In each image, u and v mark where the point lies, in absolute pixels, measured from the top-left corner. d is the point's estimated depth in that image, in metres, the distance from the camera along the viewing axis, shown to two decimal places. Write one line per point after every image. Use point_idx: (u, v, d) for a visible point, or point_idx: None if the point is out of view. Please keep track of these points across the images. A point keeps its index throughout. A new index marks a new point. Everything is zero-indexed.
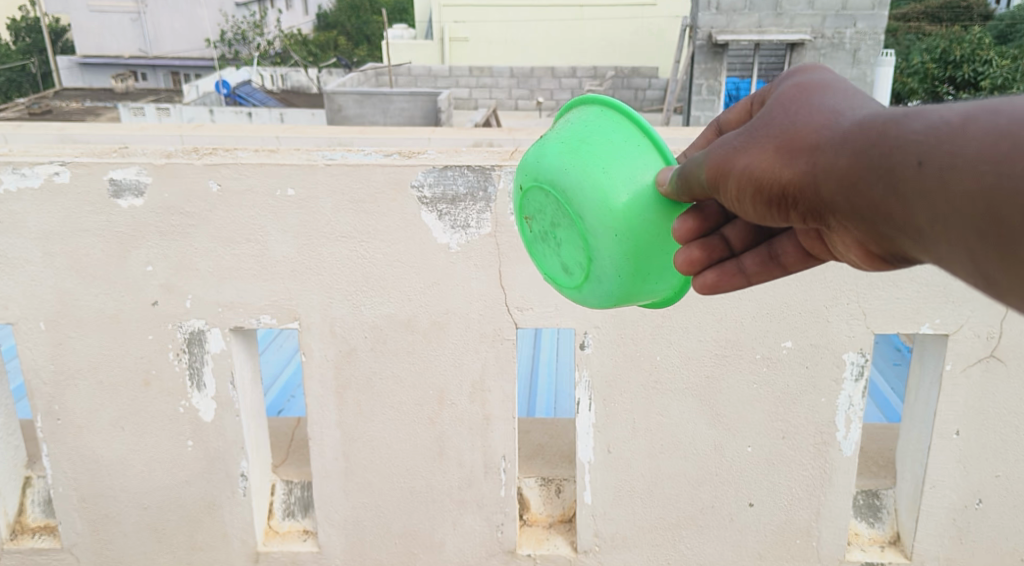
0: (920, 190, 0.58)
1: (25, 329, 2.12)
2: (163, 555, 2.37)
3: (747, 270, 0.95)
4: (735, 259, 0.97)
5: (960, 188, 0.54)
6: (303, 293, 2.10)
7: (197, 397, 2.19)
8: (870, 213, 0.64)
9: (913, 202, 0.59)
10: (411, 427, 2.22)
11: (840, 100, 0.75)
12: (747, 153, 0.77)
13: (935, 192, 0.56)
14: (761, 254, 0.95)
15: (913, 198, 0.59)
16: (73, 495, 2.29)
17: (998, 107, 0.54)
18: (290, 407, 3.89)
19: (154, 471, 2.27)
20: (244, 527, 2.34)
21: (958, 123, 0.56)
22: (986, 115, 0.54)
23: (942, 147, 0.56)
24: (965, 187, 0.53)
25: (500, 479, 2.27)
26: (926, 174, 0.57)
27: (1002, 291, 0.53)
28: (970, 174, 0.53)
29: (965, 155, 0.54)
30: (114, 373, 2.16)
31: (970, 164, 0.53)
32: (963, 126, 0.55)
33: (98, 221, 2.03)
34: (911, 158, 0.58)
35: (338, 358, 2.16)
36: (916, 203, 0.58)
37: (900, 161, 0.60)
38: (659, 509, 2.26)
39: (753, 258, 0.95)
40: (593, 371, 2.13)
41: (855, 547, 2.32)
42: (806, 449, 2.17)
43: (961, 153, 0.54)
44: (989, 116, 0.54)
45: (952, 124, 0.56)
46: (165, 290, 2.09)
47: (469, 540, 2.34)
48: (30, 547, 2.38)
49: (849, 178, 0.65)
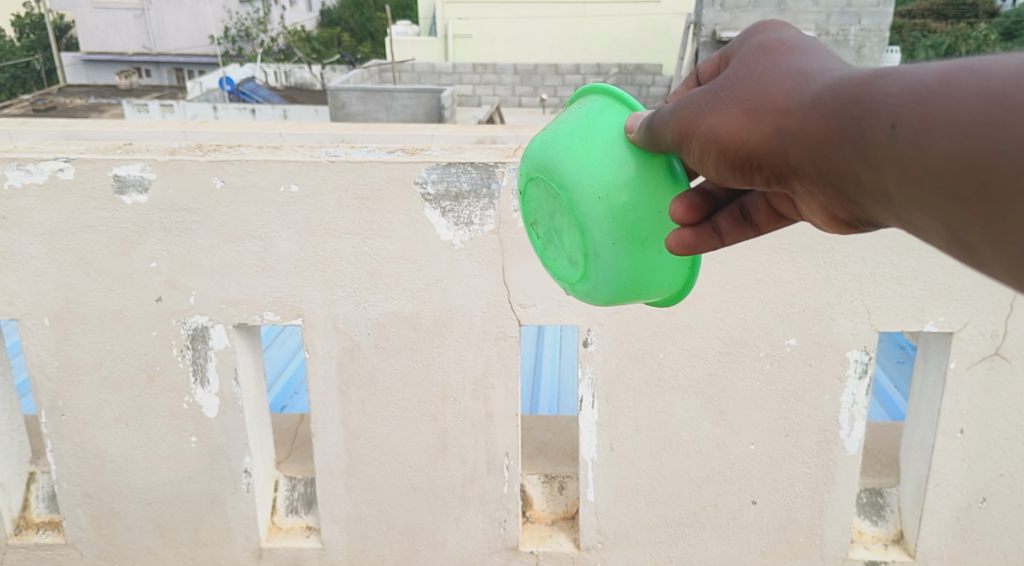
0: (895, 152, 0.63)
1: (30, 325, 2.13)
2: (166, 550, 2.38)
3: (722, 230, 1.01)
4: (710, 221, 1.02)
5: (938, 152, 0.60)
6: (307, 290, 2.11)
7: (201, 393, 2.20)
8: (839, 173, 0.70)
9: (885, 163, 0.64)
10: (414, 424, 2.22)
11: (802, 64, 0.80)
12: (714, 115, 0.82)
13: (914, 154, 0.62)
14: (735, 213, 1.02)
15: (887, 160, 0.64)
16: (77, 491, 2.30)
17: (977, 69, 0.60)
18: (293, 403, 3.89)
19: (158, 467, 2.27)
20: (247, 523, 2.34)
21: (937, 85, 0.61)
22: (967, 77, 0.60)
23: (920, 110, 0.62)
24: (944, 151, 0.59)
25: (503, 475, 2.27)
26: (902, 138, 0.63)
27: (973, 254, 0.60)
28: (951, 135, 0.59)
29: (945, 119, 0.60)
30: (118, 368, 2.17)
31: (952, 127, 0.59)
32: (942, 89, 0.61)
33: (103, 217, 2.03)
34: (887, 121, 0.64)
35: (341, 355, 2.16)
36: (888, 165, 0.64)
37: (873, 125, 0.65)
38: (662, 506, 2.26)
39: (726, 218, 1.02)
40: (596, 368, 2.13)
41: (858, 545, 2.32)
42: (809, 447, 2.17)
43: (941, 114, 0.60)
44: (969, 77, 0.60)
45: (930, 86, 0.62)
46: (169, 286, 2.10)
47: (472, 537, 2.35)
48: (35, 542, 2.39)
49: (821, 136, 0.70)
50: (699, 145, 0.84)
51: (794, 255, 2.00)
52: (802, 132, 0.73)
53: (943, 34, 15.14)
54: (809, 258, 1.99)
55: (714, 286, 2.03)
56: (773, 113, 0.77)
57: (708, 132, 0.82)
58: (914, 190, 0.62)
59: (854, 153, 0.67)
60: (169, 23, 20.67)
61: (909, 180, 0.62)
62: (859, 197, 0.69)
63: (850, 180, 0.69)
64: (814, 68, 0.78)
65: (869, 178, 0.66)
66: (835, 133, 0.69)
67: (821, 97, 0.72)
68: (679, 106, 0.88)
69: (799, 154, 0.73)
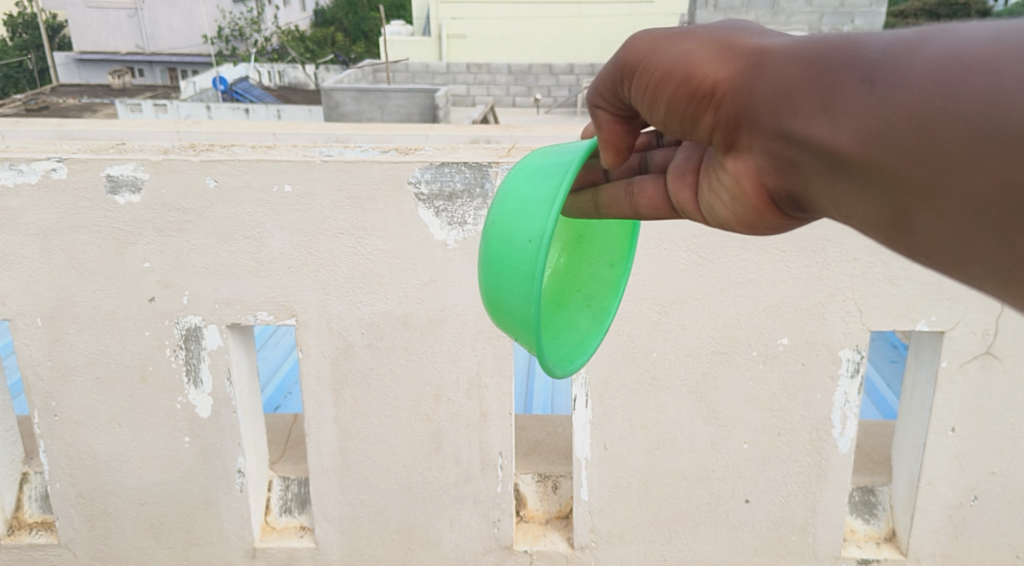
0: (859, 102, 0.73)
1: (22, 325, 2.12)
2: (160, 550, 2.37)
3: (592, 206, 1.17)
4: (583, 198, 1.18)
5: (909, 105, 0.68)
6: (300, 290, 2.10)
7: (194, 393, 2.19)
8: (802, 122, 0.80)
9: (850, 110, 0.74)
10: (408, 423, 2.22)
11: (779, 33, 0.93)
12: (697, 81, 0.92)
13: (887, 107, 0.70)
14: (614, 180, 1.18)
15: (849, 109, 0.74)
16: (71, 491, 2.30)
17: (946, 34, 0.68)
18: (287, 404, 3.89)
19: (151, 467, 2.27)
20: (240, 523, 2.34)
21: (912, 46, 0.70)
22: (936, 40, 0.69)
23: (896, 67, 0.70)
24: (915, 104, 0.68)
25: (497, 475, 2.27)
26: (877, 91, 0.71)
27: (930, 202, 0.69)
28: (917, 89, 0.68)
29: (917, 75, 0.68)
30: (111, 368, 2.16)
31: (921, 83, 0.68)
32: (911, 49, 0.70)
33: (96, 217, 2.03)
34: (858, 74, 0.74)
35: (335, 354, 2.16)
36: (852, 115, 0.74)
37: (852, 80, 0.74)
38: (655, 505, 2.27)
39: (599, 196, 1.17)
40: (590, 367, 2.13)
41: (850, 543, 2.33)
42: (802, 446, 2.18)
43: (914, 71, 0.68)
44: (939, 40, 0.68)
45: (904, 48, 0.71)
46: (162, 286, 2.09)
47: (466, 537, 2.35)
48: (27, 543, 2.39)
49: (796, 88, 0.81)
50: (660, 88, 0.96)
51: (787, 255, 2.00)
52: (777, 84, 0.84)
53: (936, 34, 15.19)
54: (802, 257, 2.00)
55: (707, 285, 2.04)
56: (745, 68, 0.89)
57: (678, 78, 0.94)
58: (873, 136, 0.72)
59: (823, 102, 0.77)
60: (163, 23, 20.62)
61: (869, 128, 0.72)
62: (816, 146, 0.79)
63: (809, 130, 0.79)
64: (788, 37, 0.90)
65: (827, 126, 0.77)
66: (810, 86, 0.79)
67: (796, 56, 0.83)
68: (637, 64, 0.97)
69: (770, 103, 0.84)
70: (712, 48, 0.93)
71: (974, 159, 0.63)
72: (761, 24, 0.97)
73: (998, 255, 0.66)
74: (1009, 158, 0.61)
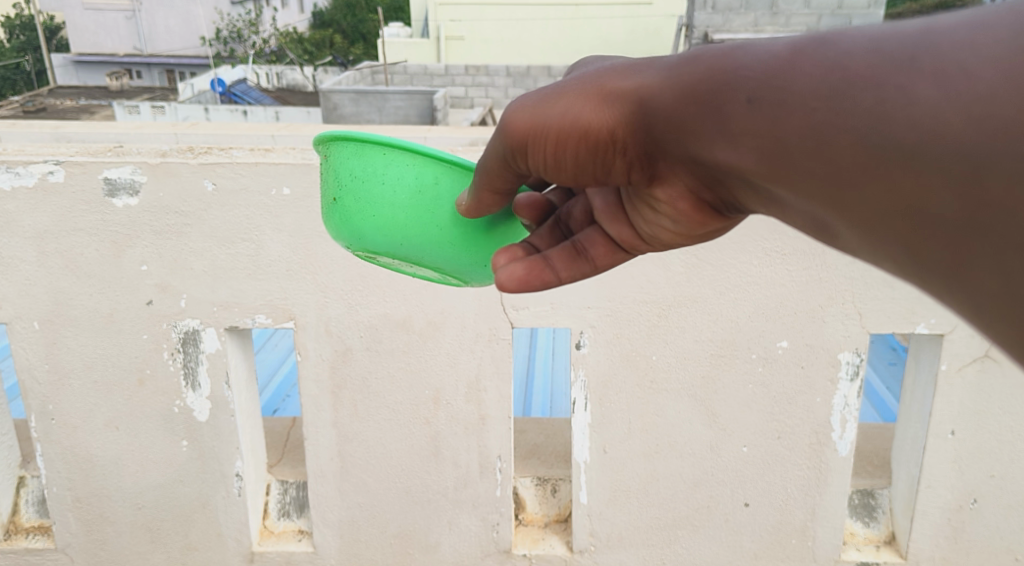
0: (753, 125, 0.73)
1: (19, 329, 2.12)
2: (157, 554, 2.36)
3: (556, 266, 1.10)
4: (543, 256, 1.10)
5: (792, 124, 0.68)
6: (298, 293, 2.10)
7: (192, 397, 2.19)
8: (701, 146, 0.80)
9: (744, 135, 0.74)
10: (406, 427, 2.22)
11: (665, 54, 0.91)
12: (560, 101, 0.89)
13: (769, 125, 0.71)
14: (568, 251, 1.11)
15: (743, 133, 0.74)
16: (67, 495, 2.29)
17: (822, 44, 0.68)
18: (285, 406, 3.88)
19: (148, 471, 2.26)
20: (238, 527, 2.33)
21: (786, 57, 0.70)
22: (814, 49, 0.68)
23: (773, 83, 0.70)
24: (797, 122, 0.67)
25: (495, 479, 2.27)
26: (755, 110, 0.72)
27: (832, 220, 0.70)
28: (802, 108, 0.67)
29: (795, 93, 0.68)
30: (108, 372, 2.16)
31: (802, 100, 0.67)
32: (791, 64, 0.69)
33: (93, 220, 2.02)
34: (743, 96, 0.73)
35: (333, 358, 2.16)
36: (746, 140, 0.74)
37: (729, 101, 0.75)
38: (655, 509, 2.26)
39: (561, 256, 1.11)
40: (588, 371, 2.13)
41: (849, 546, 2.32)
42: (801, 449, 2.17)
43: (793, 87, 0.68)
44: (814, 49, 0.68)
45: (781, 57, 0.70)
46: (160, 290, 2.08)
47: (465, 540, 2.34)
48: (24, 547, 2.37)
49: (682, 114, 0.80)
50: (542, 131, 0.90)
51: (787, 258, 2.00)
52: (661, 110, 0.82)
53: None
54: (801, 261, 2.00)
55: (706, 289, 2.04)
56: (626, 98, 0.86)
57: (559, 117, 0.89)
58: (772, 159, 0.71)
59: (715, 126, 0.76)
60: (161, 24, 20.59)
61: (768, 150, 0.71)
62: (726, 169, 0.79)
63: (714, 154, 0.79)
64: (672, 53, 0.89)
65: (728, 151, 0.76)
66: (697, 110, 0.78)
67: (677, 75, 0.82)
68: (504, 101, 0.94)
69: (661, 130, 0.83)
70: (588, 76, 0.90)
71: (864, 180, 0.63)
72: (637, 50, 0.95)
73: (912, 273, 0.64)
74: (899, 180, 0.59)
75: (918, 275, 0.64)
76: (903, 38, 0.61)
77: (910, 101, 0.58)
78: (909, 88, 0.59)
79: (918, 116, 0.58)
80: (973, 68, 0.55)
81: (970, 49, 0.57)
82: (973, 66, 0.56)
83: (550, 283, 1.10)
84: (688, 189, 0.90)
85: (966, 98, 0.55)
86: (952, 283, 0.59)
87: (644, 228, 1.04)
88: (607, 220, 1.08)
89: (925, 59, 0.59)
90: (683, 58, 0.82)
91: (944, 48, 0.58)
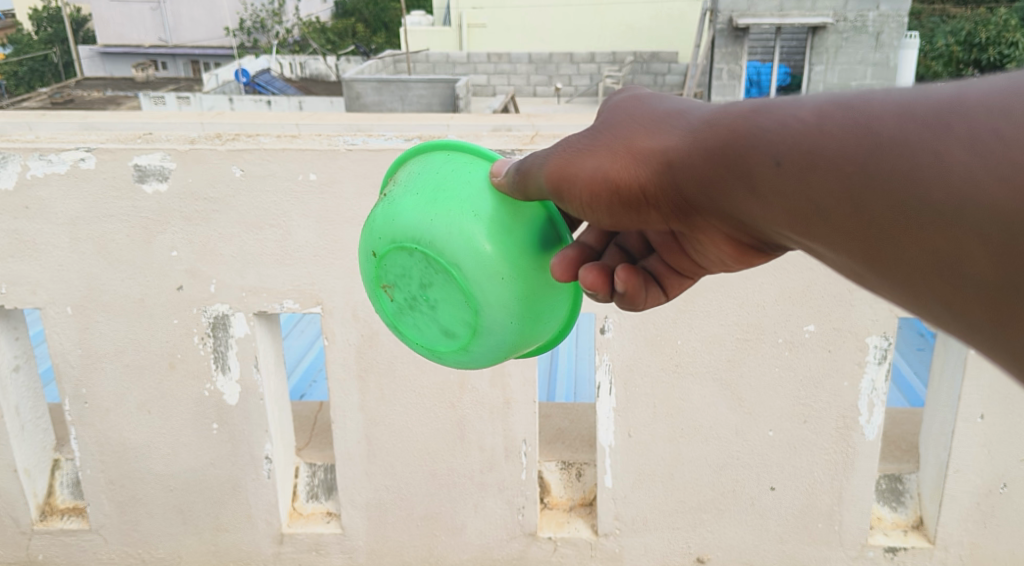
0: (785, 185, 0.72)
1: (52, 314, 2.16)
2: (188, 536, 2.40)
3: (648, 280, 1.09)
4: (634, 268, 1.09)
5: (823, 186, 0.67)
6: (326, 278, 2.12)
7: (222, 380, 2.22)
8: (733, 199, 0.79)
9: (775, 194, 0.73)
10: (432, 411, 2.24)
11: (687, 103, 0.90)
12: (598, 162, 0.91)
13: (800, 189, 0.70)
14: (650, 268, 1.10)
15: (777, 191, 0.73)
16: (100, 477, 2.33)
17: (848, 108, 0.67)
18: (311, 392, 3.93)
19: (179, 454, 2.30)
20: (267, 509, 2.36)
21: (812, 121, 0.70)
22: (838, 114, 0.68)
23: (800, 146, 0.70)
24: (831, 185, 0.67)
25: (521, 462, 2.28)
26: (784, 172, 0.71)
27: (863, 275, 0.69)
28: (834, 170, 0.66)
29: (824, 156, 0.67)
30: (140, 356, 2.19)
31: (834, 163, 0.66)
32: (820, 128, 0.69)
33: (123, 206, 2.05)
34: (770, 158, 0.72)
35: (360, 342, 2.18)
36: (778, 198, 0.73)
37: (758, 161, 0.74)
38: (680, 492, 2.26)
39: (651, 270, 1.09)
40: (613, 355, 2.13)
41: (877, 531, 2.31)
42: (828, 432, 2.16)
43: (821, 149, 0.68)
44: (839, 114, 0.68)
45: (807, 121, 0.70)
46: (190, 275, 2.12)
47: (490, 524, 2.36)
48: (59, 528, 2.41)
49: (712, 170, 0.79)
50: (589, 190, 0.92)
51: None
52: (692, 168, 0.82)
53: (962, 19, 15.04)
54: None
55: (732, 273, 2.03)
56: (660, 153, 0.86)
57: (595, 173, 0.91)
58: (807, 219, 0.70)
59: (745, 184, 0.76)
60: (184, 16, 20.77)
61: (802, 210, 0.71)
62: (761, 224, 0.78)
63: (747, 207, 0.78)
64: (696, 106, 0.88)
65: (764, 207, 0.75)
66: (724, 167, 0.78)
67: (706, 132, 0.81)
68: (551, 156, 0.97)
69: (689, 184, 0.83)
70: (621, 128, 0.92)
71: (900, 239, 0.62)
72: (659, 96, 0.94)
73: (944, 323, 0.63)
74: (937, 237, 0.59)
75: (954, 329, 0.63)
76: (933, 102, 0.61)
77: (945, 165, 0.58)
78: (943, 152, 0.58)
79: (954, 182, 0.57)
80: (1007, 137, 0.55)
81: (1003, 116, 0.56)
82: (1007, 132, 0.55)
83: (633, 309, 1.11)
84: (723, 236, 0.90)
85: (1001, 164, 0.55)
86: (990, 330, 0.59)
87: (711, 268, 1.03)
88: (667, 251, 1.08)
89: (957, 124, 0.58)
90: (711, 117, 0.82)
91: (976, 115, 0.58)
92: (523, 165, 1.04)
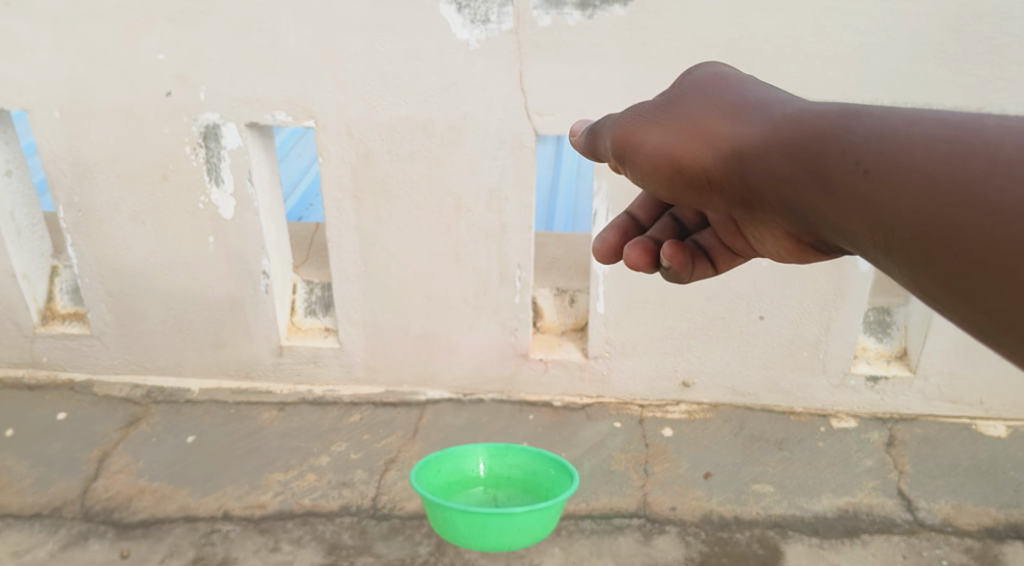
0: (858, 200, 0.68)
1: (40, 118, 2.10)
2: (188, 348, 2.47)
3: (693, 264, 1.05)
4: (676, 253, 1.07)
5: (898, 201, 0.65)
6: (319, 90, 2.05)
7: (216, 193, 2.19)
8: (798, 200, 0.75)
9: (841, 213, 0.70)
10: (428, 233, 2.23)
11: (766, 92, 0.86)
12: (661, 135, 0.91)
13: (869, 198, 0.67)
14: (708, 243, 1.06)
15: (845, 205, 0.70)
16: (99, 286, 2.35)
17: (944, 125, 0.65)
18: (310, 214, 3.97)
19: (177, 266, 2.31)
20: (266, 323, 2.41)
21: (901, 127, 0.67)
22: (926, 132, 0.66)
23: (883, 154, 0.67)
24: (907, 199, 0.64)
25: (515, 286, 2.29)
26: (864, 176, 0.68)
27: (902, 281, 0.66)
28: (909, 182, 0.64)
29: (908, 163, 0.65)
30: (132, 166, 2.16)
31: (911, 171, 0.64)
32: (911, 136, 0.66)
33: (106, 3, 1.96)
34: (852, 162, 0.69)
35: (355, 161, 2.14)
36: (843, 208, 0.70)
37: (833, 160, 0.71)
38: (670, 319, 2.30)
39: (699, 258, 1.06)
40: (612, 181, 2.10)
41: (860, 360, 2.36)
42: (822, 264, 2.17)
43: (910, 155, 0.65)
44: (930, 131, 0.65)
45: (892, 128, 0.68)
46: (179, 81, 2.05)
47: (484, 346, 2.40)
48: (61, 333, 2.47)
49: (782, 170, 0.76)
50: (652, 160, 0.92)
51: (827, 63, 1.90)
52: (762, 159, 0.79)
53: None
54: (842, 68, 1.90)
55: None
56: (729, 140, 0.83)
57: (656, 146, 0.91)
58: (869, 227, 0.67)
59: (819, 194, 0.72)
60: None
61: (866, 219, 0.67)
62: (827, 238, 0.75)
63: (806, 201, 0.74)
64: (773, 98, 0.84)
65: (831, 215, 0.72)
66: (797, 167, 0.74)
67: (783, 125, 0.78)
68: (619, 121, 0.97)
69: (754, 178, 0.80)
70: (692, 108, 0.89)
71: (955, 259, 0.60)
72: (736, 73, 0.92)
73: (966, 325, 0.62)
74: (1002, 232, 0.57)
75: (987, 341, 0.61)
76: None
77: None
78: None
79: None
80: None
81: None
82: None
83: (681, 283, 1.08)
84: (782, 238, 0.86)
85: None
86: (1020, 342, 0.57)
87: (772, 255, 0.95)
88: (719, 253, 1.05)
89: None
90: (794, 114, 0.78)
91: None
92: (598, 122, 1.02)
